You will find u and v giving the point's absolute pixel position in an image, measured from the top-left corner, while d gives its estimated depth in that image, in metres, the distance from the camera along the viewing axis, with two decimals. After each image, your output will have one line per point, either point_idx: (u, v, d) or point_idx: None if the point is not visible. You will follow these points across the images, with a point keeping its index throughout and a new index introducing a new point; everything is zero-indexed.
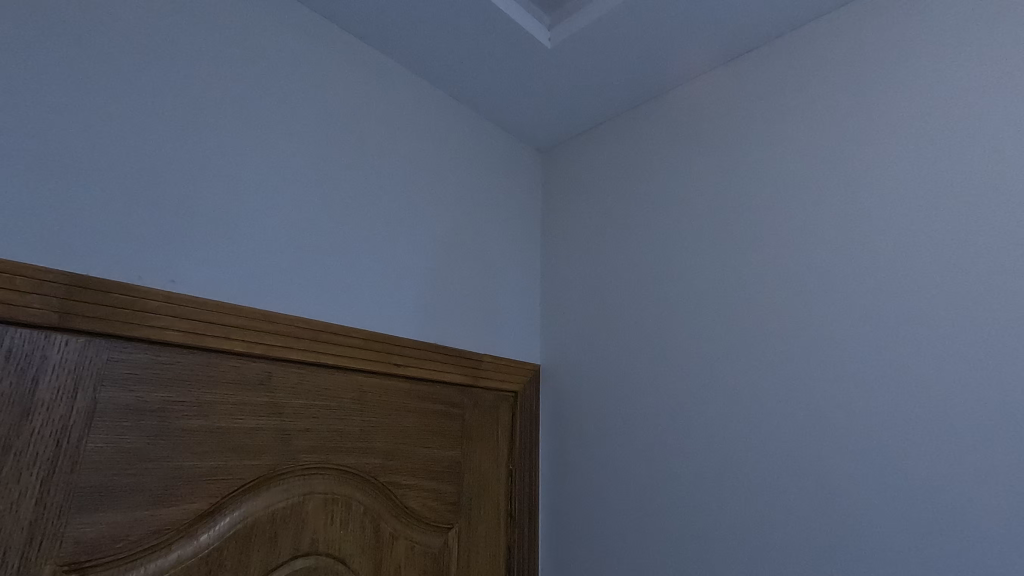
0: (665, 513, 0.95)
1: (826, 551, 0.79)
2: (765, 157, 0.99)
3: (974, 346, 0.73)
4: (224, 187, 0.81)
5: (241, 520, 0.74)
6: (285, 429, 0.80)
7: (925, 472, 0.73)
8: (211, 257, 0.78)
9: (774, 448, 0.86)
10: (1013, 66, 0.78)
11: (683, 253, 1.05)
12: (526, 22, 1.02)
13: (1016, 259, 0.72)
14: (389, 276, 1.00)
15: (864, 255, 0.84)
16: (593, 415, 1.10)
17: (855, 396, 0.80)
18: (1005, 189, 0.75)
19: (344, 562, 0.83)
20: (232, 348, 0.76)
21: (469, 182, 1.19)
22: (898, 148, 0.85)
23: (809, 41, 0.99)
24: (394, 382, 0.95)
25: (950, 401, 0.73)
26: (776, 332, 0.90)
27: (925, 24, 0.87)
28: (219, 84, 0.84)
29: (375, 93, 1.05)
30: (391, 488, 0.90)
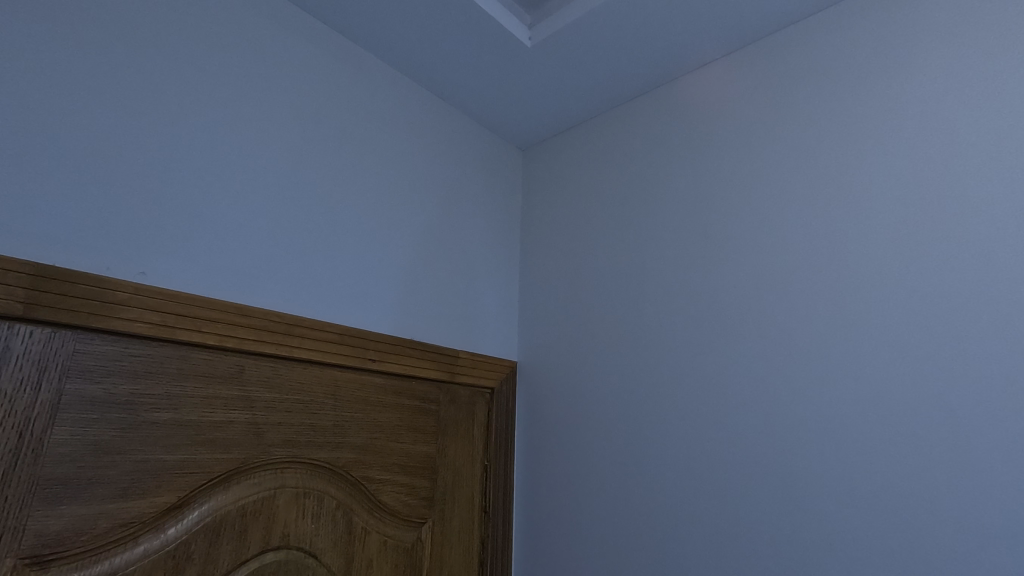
0: (635, 509, 0.96)
1: (789, 551, 0.79)
2: (740, 159, 1.00)
3: (935, 350, 0.74)
4: (197, 179, 0.80)
5: (209, 514, 0.73)
6: (256, 423, 0.79)
7: (885, 474, 0.74)
8: (183, 249, 0.77)
9: (740, 448, 0.87)
10: (981, 70, 0.79)
11: (658, 253, 1.06)
12: (506, 20, 1.02)
13: (978, 265, 0.73)
14: (365, 271, 1.00)
15: (832, 259, 0.85)
16: (568, 413, 1.11)
17: (819, 398, 0.82)
18: (969, 196, 0.76)
19: (315, 556, 0.83)
20: (203, 341, 0.76)
21: (447, 178, 1.19)
22: (868, 153, 0.86)
23: (784, 45, 1.00)
24: (368, 377, 0.95)
25: (910, 404, 0.74)
26: (746, 335, 0.91)
27: (897, 29, 0.88)
28: (194, 75, 0.83)
29: (355, 87, 1.05)
30: (364, 482, 0.91)
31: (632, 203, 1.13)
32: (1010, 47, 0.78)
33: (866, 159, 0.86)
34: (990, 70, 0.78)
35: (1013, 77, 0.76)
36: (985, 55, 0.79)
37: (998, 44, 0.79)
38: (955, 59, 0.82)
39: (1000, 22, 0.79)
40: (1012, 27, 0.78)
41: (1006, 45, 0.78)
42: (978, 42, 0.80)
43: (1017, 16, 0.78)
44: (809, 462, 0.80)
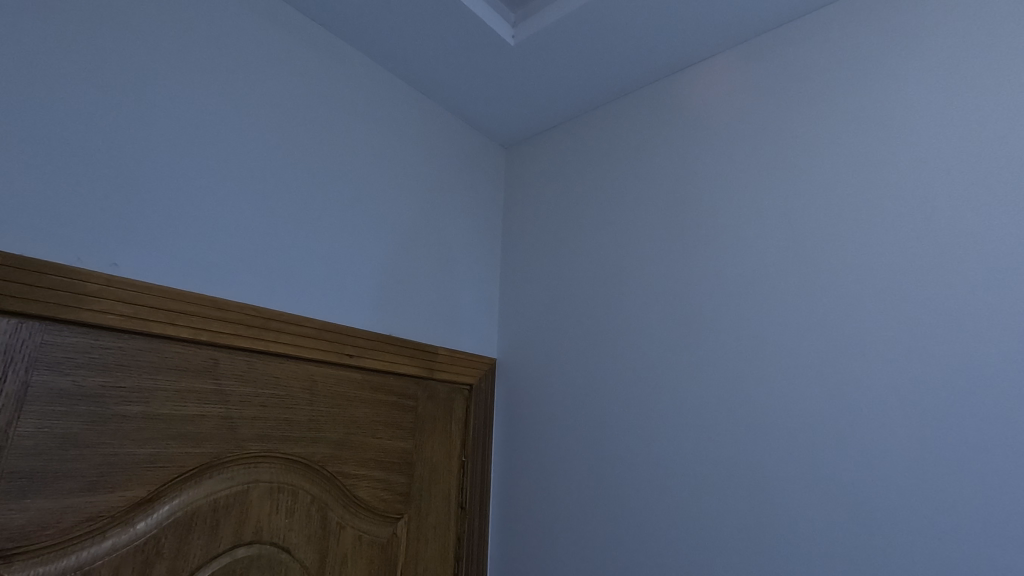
0: (610, 507, 0.98)
1: (757, 549, 0.81)
2: (718, 162, 1.02)
3: (899, 354, 0.76)
4: (174, 171, 0.79)
5: (180, 508, 0.73)
6: (231, 417, 0.79)
7: (849, 474, 0.76)
8: (157, 240, 0.76)
9: (712, 447, 0.89)
10: (946, 83, 0.82)
11: (637, 254, 1.07)
12: (490, 17, 1.03)
13: (941, 271, 0.76)
14: (345, 266, 0.99)
15: (804, 264, 0.87)
16: (545, 410, 1.12)
17: (787, 399, 0.84)
18: (932, 204, 0.79)
19: (288, 551, 0.83)
20: (177, 334, 0.75)
21: (429, 175, 1.19)
22: (838, 161, 0.88)
23: (762, 52, 1.02)
24: (346, 373, 0.95)
25: (873, 405, 0.77)
26: (720, 335, 0.93)
27: (868, 41, 0.91)
28: (172, 64, 0.82)
29: (337, 81, 1.04)
30: (340, 478, 0.90)
31: (612, 203, 1.14)
32: (977, 61, 0.80)
33: (838, 165, 0.88)
34: (958, 83, 0.81)
35: (978, 90, 0.79)
36: (953, 68, 0.82)
37: (965, 58, 0.81)
38: (925, 71, 0.84)
39: (968, 36, 0.82)
40: (979, 42, 0.81)
41: (972, 59, 0.81)
42: (947, 55, 0.83)
43: (984, 31, 0.81)
44: (777, 461, 0.82)
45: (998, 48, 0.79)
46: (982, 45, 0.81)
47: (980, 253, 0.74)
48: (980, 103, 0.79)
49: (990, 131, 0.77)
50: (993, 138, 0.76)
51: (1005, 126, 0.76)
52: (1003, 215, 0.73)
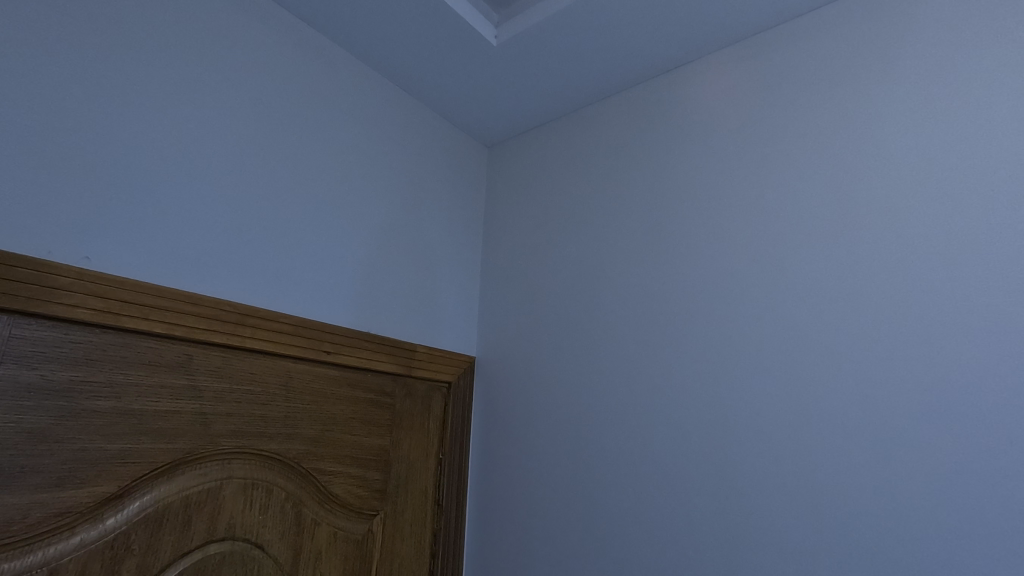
0: (585, 504, 0.99)
1: (727, 547, 0.83)
2: (696, 166, 1.03)
3: (863, 358, 0.78)
4: (149, 165, 0.79)
5: (151, 504, 0.72)
6: (204, 413, 0.78)
7: (814, 474, 0.78)
8: (131, 234, 0.76)
9: (684, 446, 0.91)
10: (913, 93, 0.84)
11: (615, 254, 1.09)
12: (472, 17, 1.03)
13: (906, 278, 0.78)
14: (323, 262, 0.99)
15: (774, 268, 0.89)
16: (523, 408, 1.13)
17: (756, 400, 0.86)
18: (899, 212, 0.81)
19: (262, 547, 0.82)
20: (151, 329, 0.74)
21: (410, 172, 1.19)
22: (809, 168, 0.90)
23: (740, 58, 1.04)
24: (323, 369, 0.95)
25: (838, 407, 0.79)
26: (694, 337, 0.94)
27: (840, 50, 0.93)
28: (148, 56, 0.81)
29: (318, 77, 1.04)
30: (315, 474, 0.90)
31: (592, 205, 1.15)
32: (943, 72, 0.83)
33: (809, 172, 0.90)
34: (924, 93, 0.83)
35: (943, 101, 0.81)
36: (920, 78, 0.84)
37: (932, 68, 0.84)
38: (894, 80, 0.86)
39: (935, 48, 0.84)
40: (944, 54, 0.83)
41: (938, 70, 0.83)
42: (914, 65, 0.85)
43: (950, 43, 0.83)
44: (745, 460, 0.84)
45: (963, 59, 0.82)
46: (948, 56, 0.83)
47: (943, 259, 0.76)
48: (945, 114, 0.81)
49: (953, 142, 0.79)
50: (956, 148, 0.79)
51: (968, 137, 0.78)
52: (963, 224, 0.76)
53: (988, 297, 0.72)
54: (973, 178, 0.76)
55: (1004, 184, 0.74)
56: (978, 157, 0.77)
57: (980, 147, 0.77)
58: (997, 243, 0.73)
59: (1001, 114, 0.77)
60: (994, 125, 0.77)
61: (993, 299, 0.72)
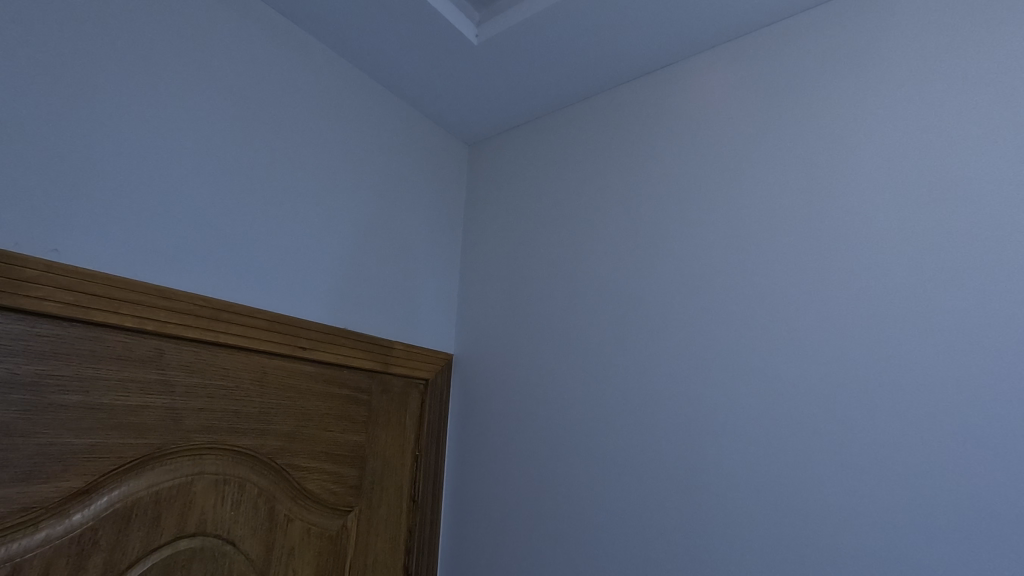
0: (558, 500, 1.00)
1: (695, 544, 0.85)
2: (672, 169, 1.05)
3: (828, 360, 0.81)
4: (122, 157, 0.78)
5: (120, 499, 0.72)
6: (176, 408, 0.78)
7: (778, 473, 0.81)
8: (102, 227, 0.75)
9: (655, 445, 0.92)
10: (881, 100, 0.86)
11: (593, 254, 1.10)
12: (453, 15, 1.03)
13: (871, 282, 0.80)
14: (300, 257, 0.99)
15: (745, 271, 0.91)
16: (499, 406, 1.14)
17: (725, 400, 0.87)
18: (865, 217, 0.83)
19: (233, 543, 0.82)
20: (122, 323, 0.74)
21: (390, 168, 1.19)
22: (781, 173, 0.92)
23: (715, 62, 1.05)
24: (298, 365, 0.95)
25: (803, 408, 0.81)
26: (667, 337, 0.96)
27: (814, 57, 0.94)
28: (123, 46, 0.80)
29: (297, 71, 1.03)
30: (289, 470, 0.90)
31: (571, 205, 1.16)
32: (912, 81, 0.84)
33: (781, 176, 0.92)
34: (892, 101, 0.85)
35: (911, 109, 0.83)
36: (890, 86, 0.86)
37: (902, 76, 0.85)
38: (865, 88, 0.88)
39: (905, 56, 0.86)
40: (915, 62, 0.85)
41: (909, 78, 0.85)
42: (886, 73, 0.87)
43: (920, 52, 0.85)
44: (713, 459, 0.86)
45: (931, 67, 0.83)
46: (918, 64, 0.84)
47: (907, 265, 0.78)
48: (913, 122, 0.83)
49: (920, 149, 0.81)
50: (921, 155, 0.81)
51: (933, 145, 0.80)
52: (927, 230, 0.78)
53: (948, 303, 0.74)
54: (937, 185, 0.79)
55: (966, 193, 0.76)
56: (941, 165, 0.79)
57: (944, 156, 0.79)
58: (958, 250, 0.75)
59: (965, 125, 0.79)
60: (959, 134, 0.79)
61: (953, 304, 0.74)
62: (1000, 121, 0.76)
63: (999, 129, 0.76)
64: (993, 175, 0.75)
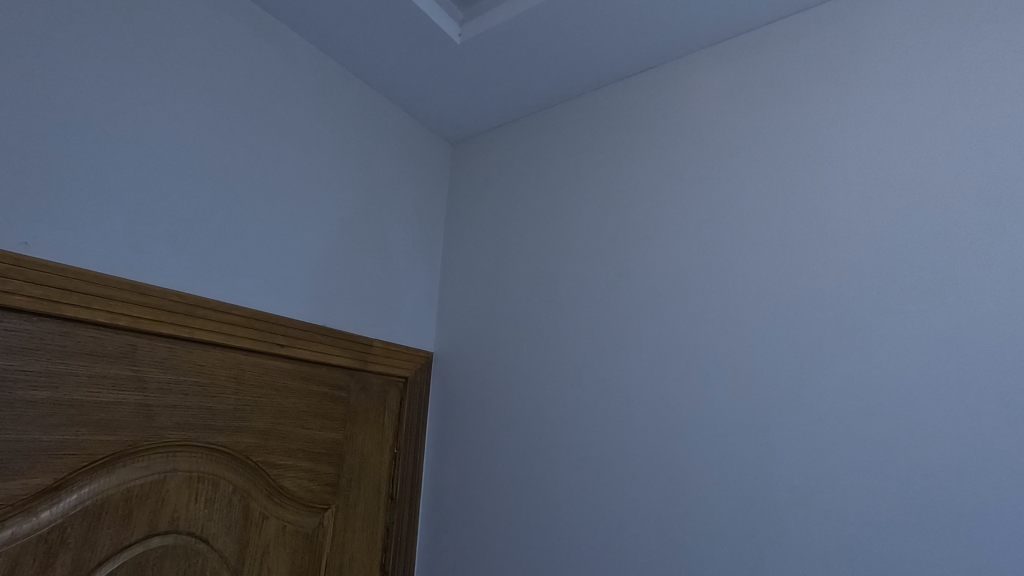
0: (536, 498, 1.01)
1: (670, 542, 0.86)
2: (652, 171, 1.06)
3: (800, 362, 0.82)
4: (95, 150, 0.76)
5: (90, 497, 0.71)
6: (149, 405, 0.77)
7: (749, 473, 0.82)
8: (75, 220, 0.73)
9: (631, 443, 0.94)
10: (856, 108, 0.88)
11: (573, 254, 1.11)
12: (436, 14, 1.03)
13: (842, 287, 0.82)
14: (279, 254, 0.98)
15: (721, 274, 0.93)
16: (479, 404, 1.14)
17: (699, 400, 0.89)
18: (835, 224, 0.85)
19: (206, 541, 0.82)
20: (93, 319, 0.72)
21: (371, 165, 1.19)
22: (758, 178, 0.94)
23: (695, 66, 1.07)
24: (275, 362, 0.94)
25: (774, 408, 0.83)
26: (646, 338, 0.97)
27: (791, 63, 0.96)
28: (98, 37, 0.78)
29: (278, 66, 1.03)
30: (264, 468, 0.90)
31: (553, 205, 1.17)
32: (886, 88, 0.86)
33: (757, 181, 0.94)
34: (869, 108, 0.87)
35: (885, 116, 0.85)
36: (866, 94, 0.88)
37: (878, 83, 0.87)
38: (843, 94, 0.89)
39: (881, 64, 0.87)
40: (890, 70, 0.86)
41: (884, 85, 0.86)
42: (863, 80, 0.88)
43: (894, 61, 0.86)
44: (687, 458, 0.88)
45: (905, 75, 0.85)
46: (892, 72, 0.86)
47: (875, 270, 0.80)
48: (888, 129, 0.84)
49: (893, 156, 0.83)
50: (894, 162, 0.83)
51: (906, 152, 0.82)
52: (897, 237, 0.80)
53: (915, 308, 0.76)
54: (908, 192, 0.80)
55: (936, 200, 0.78)
56: (912, 172, 0.81)
57: (915, 163, 0.81)
58: (927, 256, 0.77)
59: (936, 132, 0.81)
60: (931, 142, 0.81)
61: (919, 309, 0.76)
62: (970, 129, 0.78)
63: (970, 138, 0.78)
64: (961, 183, 0.77)
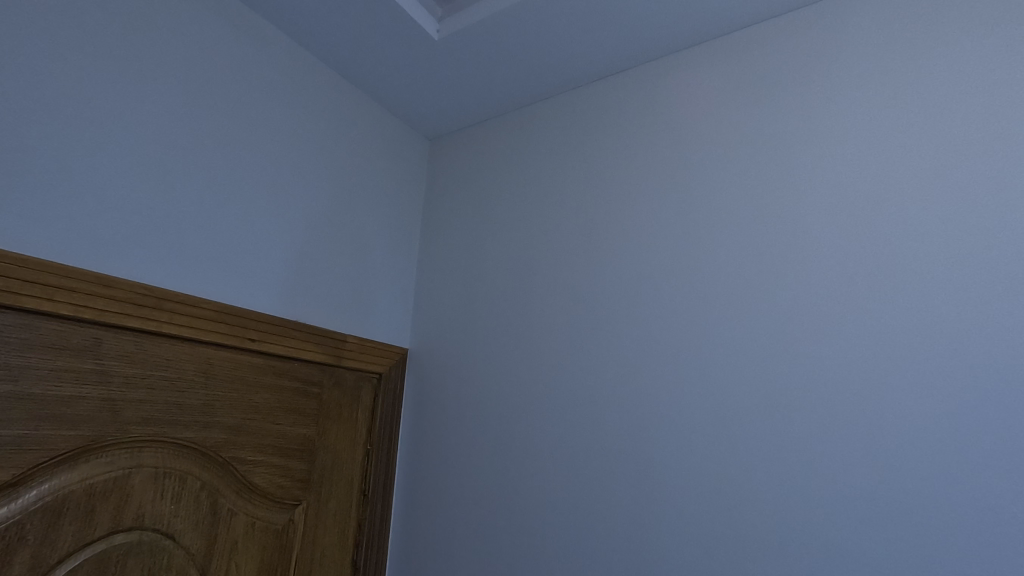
0: (508, 495, 1.02)
1: (638, 542, 0.87)
2: (629, 172, 1.07)
3: (766, 363, 0.84)
4: (60, 138, 0.75)
5: (50, 492, 0.69)
6: (113, 399, 0.76)
7: (715, 474, 0.84)
8: (38, 210, 0.72)
9: (602, 442, 0.95)
10: (828, 116, 0.89)
11: (549, 253, 1.11)
12: (414, 9, 1.03)
13: (809, 291, 0.84)
14: (252, 248, 0.97)
15: (692, 277, 0.94)
16: (453, 401, 1.14)
17: (669, 400, 0.91)
18: (803, 228, 0.87)
19: (172, 538, 0.81)
20: (55, 311, 0.71)
21: (347, 160, 1.18)
22: (731, 182, 0.95)
23: (674, 68, 1.08)
24: (246, 357, 0.93)
25: (740, 409, 0.84)
26: (619, 338, 0.98)
27: (765, 70, 0.98)
28: (64, 22, 0.77)
29: (252, 57, 1.01)
30: (233, 464, 0.89)
31: (530, 203, 1.17)
32: (870, 94, 0.87)
33: (730, 186, 0.95)
34: (851, 115, 0.87)
35: (869, 122, 0.86)
36: (851, 100, 0.88)
37: (863, 89, 0.88)
38: (827, 100, 0.90)
39: (866, 70, 0.88)
40: (876, 76, 0.87)
41: (869, 91, 0.87)
42: (848, 86, 0.89)
43: (879, 69, 0.87)
44: (656, 458, 0.89)
45: (890, 82, 0.86)
46: (874, 80, 0.87)
47: (840, 275, 0.82)
48: (871, 135, 0.85)
49: (875, 162, 0.84)
50: (875, 170, 0.83)
51: (888, 158, 0.83)
52: (863, 243, 0.82)
53: (877, 312, 0.78)
54: (887, 198, 0.81)
55: (913, 206, 0.79)
56: (893, 178, 0.82)
57: (896, 169, 0.82)
58: (902, 262, 0.78)
59: (903, 140, 0.83)
60: (912, 149, 0.82)
61: (880, 314, 0.78)
62: (951, 137, 0.79)
63: (952, 145, 0.79)
64: (940, 190, 0.78)
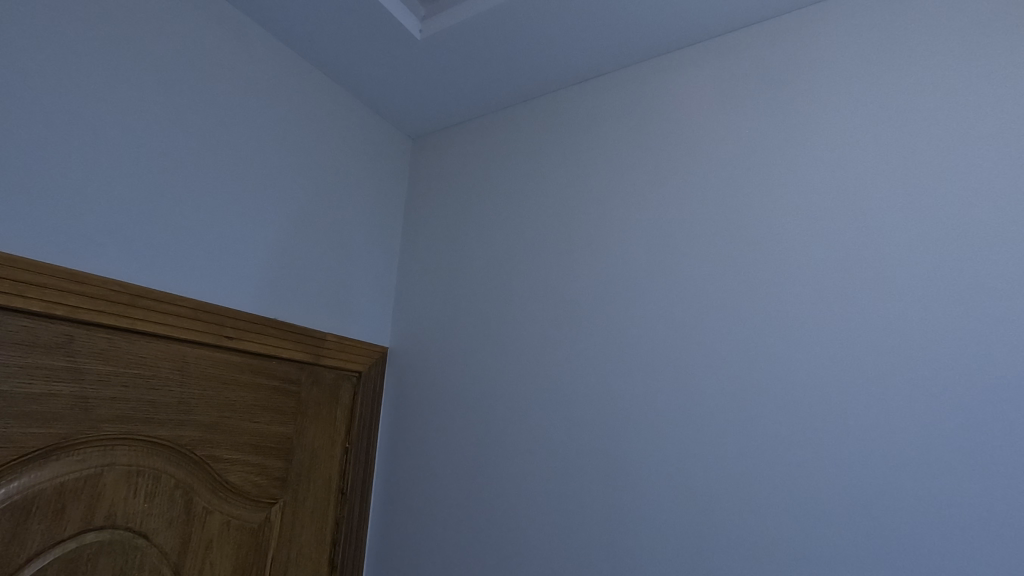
0: (486, 493, 1.03)
1: (613, 539, 0.89)
2: (609, 175, 1.08)
3: (739, 365, 0.86)
4: (34, 133, 0.74)
5: (19, 491, 0.68)
6: (86, 397, 0.75)
7: (688, 472, 0.85)
8: (11, 206, 0.71)
9: (579, 441, 0.96)
10: (803, 123, 0.92)
11: (530, 254, 1.12)
12: (397, 9, 1.03)
13: (782, 294, 0.86)
14: (231, 246, 0.96)
15: (670, 279, 0.96)
16: (433, 400, 1.15)
17: (645, 400, 0.92)
18: (777, 233, 0.89)
19: (145, 536, 0.80)
20: (27, 308, 0.70)
21: (328, 158, 1.17)
22: (710, 187, 0.97)
23: (655, 72, 1.10)
24: (223, 355, 0.92)
25: (714, 409, 0.86)
26: (598, 338, 1.00)
27: (744, 77, 0.99)
28: (40, 16, 0.76)
29: (233, 54, 1.00)
30: (208, 462, 0.88)
31: (512, 204, 1.18)
32: (845, 102, 0.89)
33: (708, 190, 0.97)
34: (825, 122, 0.90)
35: (853, 128, 0.87)
36: (825, 108, 0.90)
37: (837, 97, 0.90)
38: (807, 107, 0.92)
39: (846, 79, 0.90)
40: (856, 85, 0.89)
41: (843, 100, 0.89)
42: (828, 94, 0.91)
43: (854, 77, 0.89)
44: (631, 457, 0.91)
45: (874, 89, 0.87)
46: (848, 90, 0.89)
47: (812, 279, 0.84)
48: (843, 144, 0.87)
49: (849, 169, 0.86)
50: (847, 177, 0.86)
51: (869, 164, 0.85)
52: (833, 248, 0.84)
53: (846, 316, 0.81)
54: (865, 204, 0.83)
55: (891, 212, 0.81)
56: (864, 185, 0.84)
57: (876, 175, 0.84)
58: (877, 267, 0.80)
59: (874, 148, 0.85)
60: (892, 156, 0.83)
61: (849, 317, 0.80)
62: (921, 146, 0.82)
63: (923, 154, 0.81)
64: (909, 198, 0.81)
